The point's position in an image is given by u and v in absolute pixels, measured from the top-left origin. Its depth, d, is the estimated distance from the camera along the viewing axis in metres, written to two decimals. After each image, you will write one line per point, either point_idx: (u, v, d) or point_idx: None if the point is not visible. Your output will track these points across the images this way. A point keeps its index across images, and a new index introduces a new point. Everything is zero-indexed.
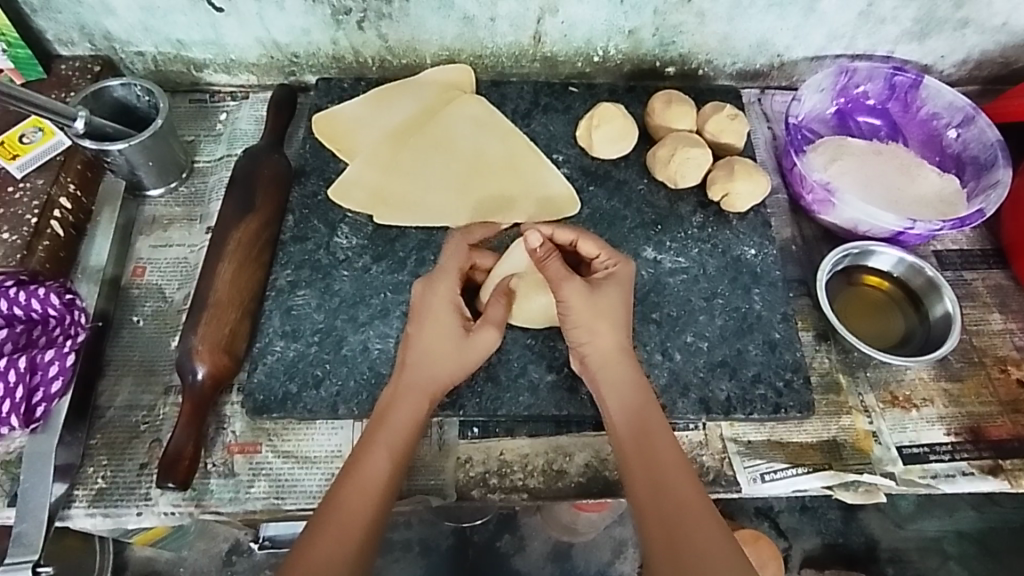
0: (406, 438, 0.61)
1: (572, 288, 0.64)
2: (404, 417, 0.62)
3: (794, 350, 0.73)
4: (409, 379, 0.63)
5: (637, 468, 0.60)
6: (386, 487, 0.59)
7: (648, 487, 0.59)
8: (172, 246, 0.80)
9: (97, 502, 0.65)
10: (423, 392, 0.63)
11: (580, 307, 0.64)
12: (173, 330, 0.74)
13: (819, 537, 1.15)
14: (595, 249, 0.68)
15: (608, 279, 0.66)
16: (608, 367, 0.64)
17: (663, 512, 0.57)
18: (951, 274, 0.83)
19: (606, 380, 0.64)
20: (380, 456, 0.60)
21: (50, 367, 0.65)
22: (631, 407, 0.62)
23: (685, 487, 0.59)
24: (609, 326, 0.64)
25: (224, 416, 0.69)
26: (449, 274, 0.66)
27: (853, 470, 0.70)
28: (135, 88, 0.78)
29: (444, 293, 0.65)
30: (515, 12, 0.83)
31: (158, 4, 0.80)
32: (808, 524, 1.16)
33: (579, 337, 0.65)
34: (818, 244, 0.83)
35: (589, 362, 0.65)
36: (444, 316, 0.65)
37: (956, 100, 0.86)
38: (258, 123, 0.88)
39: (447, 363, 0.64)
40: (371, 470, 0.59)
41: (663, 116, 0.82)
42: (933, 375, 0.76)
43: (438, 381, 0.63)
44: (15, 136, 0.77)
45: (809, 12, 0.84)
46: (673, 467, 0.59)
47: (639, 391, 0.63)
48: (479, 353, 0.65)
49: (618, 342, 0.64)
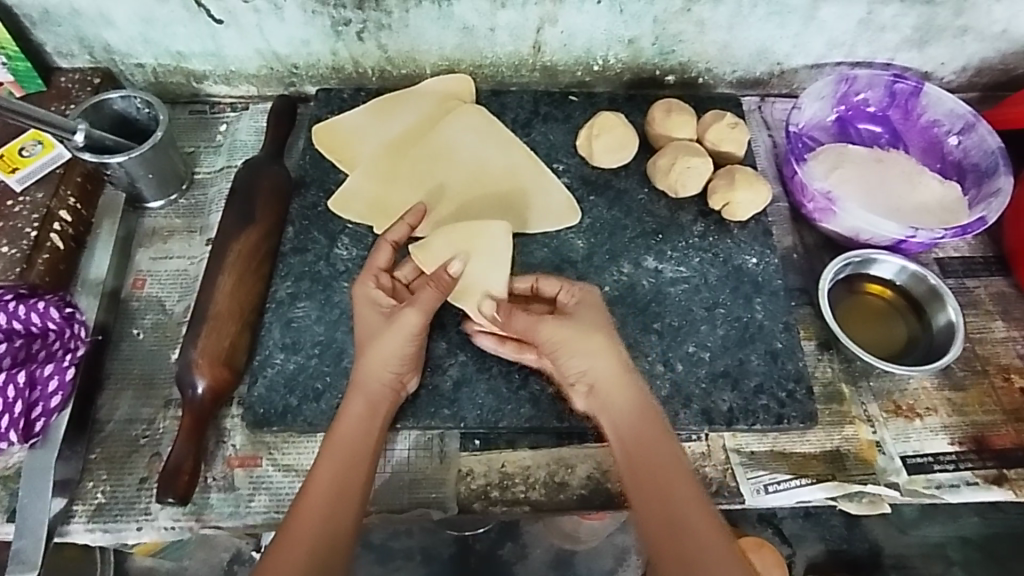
0: (360, 443, 0.61)
1: (547, 328, 0.63)
2: (358, 423, 0.62)
3: (796, 360, 0.73)
4: (359, 383, 0.63)
5: (647, 486, 0.59)
6: (343, 491, 0.59)
7: (657, 506, 0.58)
8: (173, 258, 0.79)
9: (96, 518, 0.65)
10: (366, 392, 0.63)
11: (564, 339, 0.63)
12: (173, 343, 0.74)
13: (822, 544, 1.15)
14: (555, 287, 0.67)
15: (582, 304, 0.66)
16: (617, 389, 0.62)
17: (668, 528, 0.57)
18: (953, 282, 0.83)
19: (612, 403, 0.62)
20: (332, 463, 0.59)
21: (50, 381, 0.65)
22: (633, 424, 0.61)
23: (691, 502, 0.58)
24: (606, 345, 0.63)
25: (224, 429, 0.69)
26: (369, 271, 0.67)
27: (857, 481, 0.70)
28: (135, 101, 0.78)
29: (363, 290, 0.66)
30: (515, 22, 0.83)
31: (158, 16, 0.81)
32: (812, 530, 1.16)
33: (579, 366, 0.63)
34: (819, 252, 0.83)
35: (596, 386, 0.63)
36: (370, 316, 0.65)
37: (957, 107, 0.86)
38: (258, 133, 0.88)
39: (377, 353, 0.63)
40: (321, 480, 0.59)
41: (663, 125, 0.82)
42: (936, 384, 0.76)
43: (384, 382, 0.64)
44: (15, 149, 0.77)
45: (809, 20, 0.84)
46: (678, 481, 0.59)
47: (641, 406, 0.62)
48: (402, 334, 0.63)
49: (618, 361, 0.63)
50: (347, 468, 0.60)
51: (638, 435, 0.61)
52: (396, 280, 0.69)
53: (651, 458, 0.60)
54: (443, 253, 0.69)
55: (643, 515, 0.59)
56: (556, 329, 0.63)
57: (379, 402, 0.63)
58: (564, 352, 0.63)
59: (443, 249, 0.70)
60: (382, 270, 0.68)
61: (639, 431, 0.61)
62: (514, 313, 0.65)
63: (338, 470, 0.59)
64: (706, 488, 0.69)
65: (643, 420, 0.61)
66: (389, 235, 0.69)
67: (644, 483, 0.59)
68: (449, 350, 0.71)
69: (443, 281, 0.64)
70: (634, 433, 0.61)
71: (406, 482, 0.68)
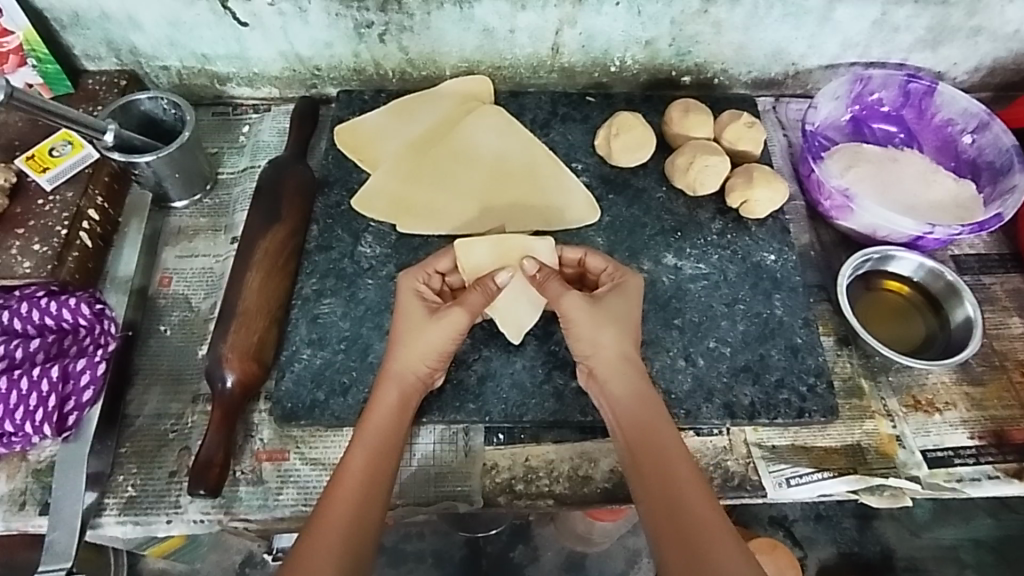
0: (392, 432, 0.62)
1: (572, 305, 0.65)
2: (383, 414, 0.63)
3: (816, 355, 0.73)
4: (391, 374, 0.64)
5: (647, 470, 0.59)
6: (370, 479, 0.60)
7: (660, 492, 0.58)
8: (198, 256, 0.81)
9: (127, 511, 0.65)
10: (399, 383, 0.64)
11: (581, 321, 0.65)
12: (200, 339, 0.75)
13: (834, 547, 1.15)
14: (602, 265, 0.69)
15: (613, 290, 0.67)
16: (620, 375, 0.64)
17: (670, 512, 0.57)
18: (969, 279, 0.84)
19: (614, 390, 0.64)
20: (362, 450, 0.61)
21: (82, 375, 0.66)
22: (637, 410, 0.62)
23: (694, 488, 0.58)
24: (611, 336, 0.65)
25: (253, 424, 0.70)
26: (423, 268, 0.69)
27: (878, 474, 0.70)
28: (162, 102, 0.80)
29: (411, 283, 0.68)
30: (535, 24, 0.84)
31: (184, 19, 0.82)
32: (823, 532, 1.16)
33: (583, 351, 0.66)
34: (836, 250, 0.84)
35: (597, 371, 0.65)
36: (411, 309, 0.66)
37: (971, 106, 0.87)
38: (281, 135, 0.90)
39: (415, 346, 0.65)
40: (353, 466, 0.60)
41: (681, 125, 0.83)
42: (955, 379, 0.76)
43: (419, 375, 0.65)
44: (46, 149, 0.78)
45: (824, 21, 0.85)
46: (680, 466, 0.59)
47: (645, 393, 0.63)
48: (447, 331, 0.65)
49: (624, 350, 0.65)
50: (379, 460, 0.61)
51: (643, 428, 0.61)
52: (444, 284, 0.71)
53: (654, 444, 0.60)
54: (485, 260, 0.70)
55: (644, 500, 0.59)
56: (576, 309, 0.65)
57: (411, 394, 0.65)
58: (573, 334, 0.66)
59: (483, 253, 0.70)
60: (437, 272, 0.69)
61: (641, 417, 0.62)
62: (548, 281, 0.67)
63: (371, 462, 0.60)
64: (729, 482, 0.70)
65: (650, 413, 0.62)
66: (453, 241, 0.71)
67: (644, 467, 0.60)
68: (474, 346, 0.71)
69: (489, 288, 0.67)
70: (637, 422, 0.62)
71: (431, 476, 0.68)
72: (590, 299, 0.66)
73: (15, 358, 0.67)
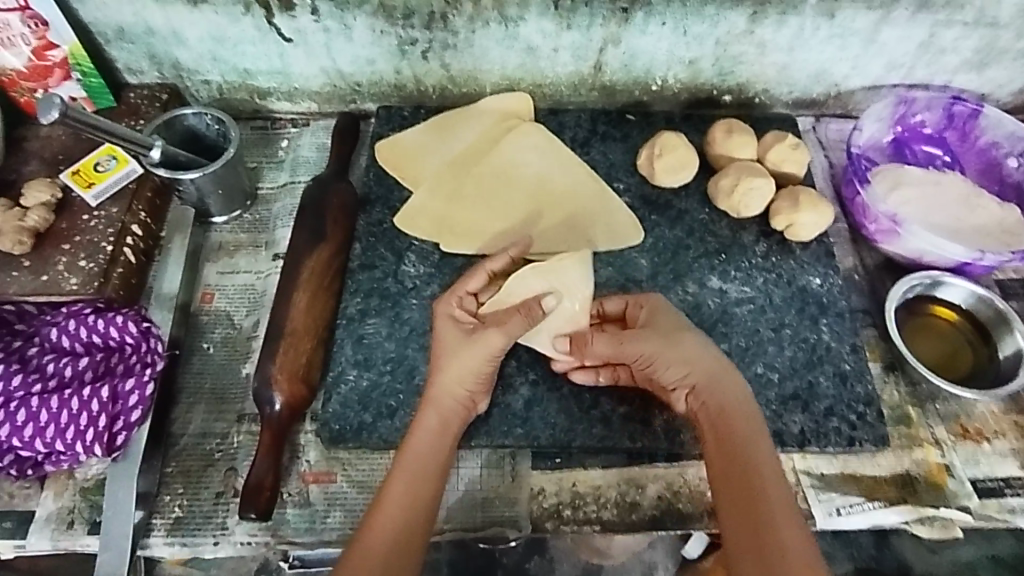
0: (434, 456, 0.62)
1: (635, 342, 0.64)
2: (431, 438, 0.62)
3: (865, 382, 0.73)
4: (432, 398, 0.63)
5: (734, 481, 0.58)
6: (411, 504, 0.59)
7: (744, 507, 0.57)
8: (240, 273, 0.80)
9: (175, 532, 0.65)
10: (439, 407, 0.63)
11: (654, 347, 0.63)
12: (243, 357, 0.75)
13: (852, 563, 1.02)
14: (620, 305, 0.69)
15: (653, 313, 0.66)
16: (720, 388, 0.62)
17: (752, 528, 0.56)
18: (1015, 304, 0.83)
19: (715, 401, 0.62)
20: (406, 475, 0.60)
21: (130, 396, 0.66)
22: (731, 421, 0.61)
23: (781, 508, 0.57)
24: (695, 343, 0.64)
25: (299, 445, 0.69)
26: (454, 293, 0.66)
27: (929, 504, 0.70)
28: (206, 117, 0.80)
29: (445, 308, 0.66)
30: (579, 43, 0.84)
31: (229, 34, 0.82)
32: (841, 549, 1.02)
33: (676, 373, 0.63)
34: (881, 274, 0.83)
35: (698, 386, 0.63)
36: (447, 332, 0.65)
37: (1018, 129, 0.86)
38: (320, 150, 0.89)
39: (453, 370, 0.63)
40: (395, 487, 0.59)
41: (724, 145, 0.82)
42: (1003, 408, 0.76)
43: (457, 400, 0.64)
44: (90, 164, 0.78)
45: (870, 42, 0.85)
46: (770, 484, 0.58)
47: (743, 405, 0.62)
48: (483, 354, 0.63)
49: (717, 362, 0.63)
50: (419, 485, 0.60)
51: (734, 436, 0.60)
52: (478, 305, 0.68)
53: (747, 457, 0.59)
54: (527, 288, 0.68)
55: (726, 511, 0.58)
56: (644, 342, 0.63)
57: (450, 418, 0.64)
58: (660, 360, 0.63)
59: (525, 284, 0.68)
60: (468, 294, 0.67)
61: (736, 429, 0.60)
62: (587, 343, 0.66)
63: (410, 485, 0.60)
64: None
65: (735, 424, 0.61)
66: (488, 262, 0.68)
67: (730, 477, 0.59)
68: (520, 369, 0.71)
69: (533, 314, 0.65)
70: (726, 432, 0.61)
71: (479, 500, 0.68)
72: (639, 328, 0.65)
73: (64, 377, 0.67)
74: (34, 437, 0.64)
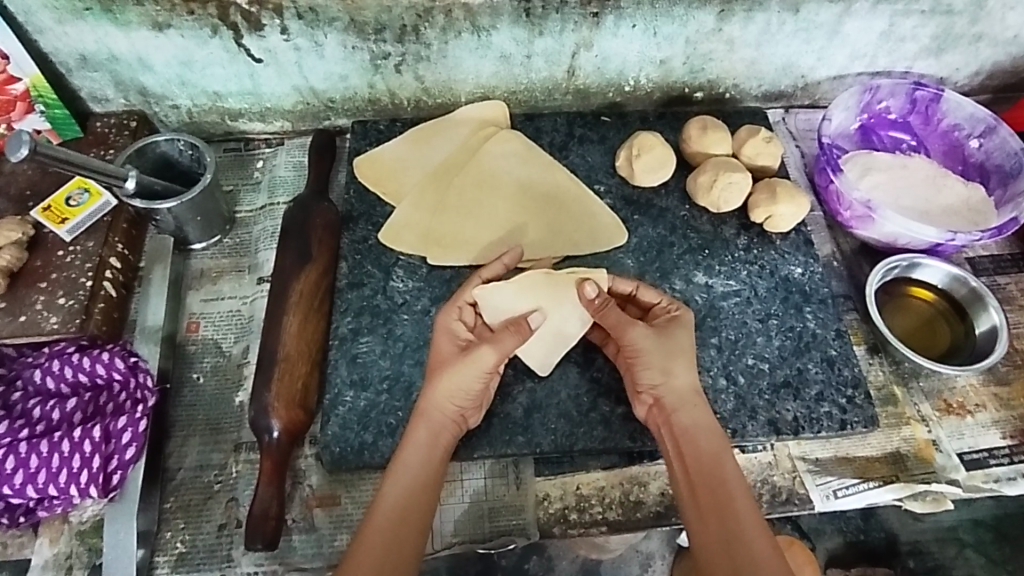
0: (423, 469, 0.61)
1: (638, 334, 0.64)
2: (420, 453, 0.62)
3: (852, 366, 0.75)
4: (423, 411, 0.63)
5: (704, 495, 0.60)
6: (394, 540, 0.58)
7: (714, 521, 0.58)
8: (225, 298, 0.79)
9: (179, 567, 0.65)
10: (430, 422, 0.63)
11: (649, 350, 0.64)
12: (235, 385, 0.74)
13: (841, 535, 0.87)
14: (656, 298, 0.68)
15: (673, 322, 0.66)
16: (688, 407, 0.63)
17: (724, 542, 0.57)
18: (985, 280, 0.86)
19: (681, 418, 0.63)
20: (393, 498, 0.59)
21: (124, 434, 0.64)
22: (694, 438, 0.62)
23: (752, 520, 0.58)
24: (687, 368, 0.64)
25: (300, 470, 0.69)
26: (455, 303, 0.66)
27: (921, 480, 0.72)
28: (179, 143, 0.78)
29: (446, 320, 0.66)
30: (551, 48, 0.84)
31: (197, 58, 0.81)
32: (829, 521, 0.87)
33: (651, 379, 0.64)
34: (858, 260, 0.85)
35: (664, 401, 0.64)
36: (445, 348, 0.65)
37: (977, 111, 0.89)
38: (297, 169, 0.88)
39: (447, 385, 0.63)
40: (387, 501, 0.59)
41: (700, 142, 0.83)
42: (982, 381, 0.78)
43: (448, 415, 0.64)
44: (62, 199, 0.76)
45: (833, 34, 0.87)
46: (739, 495, 0.59)
47: (710, 424, 0.63)
48: (475, 369, 0.63)
49: (693, 384, 0.64)
50: (412, 499, 0.60)
51: (697, 445, 0.62)
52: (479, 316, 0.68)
53: (715, 475, 0.60)
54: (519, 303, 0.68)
55: (698, 526, 0.59)
56: (644, 337, 0.64)
57: (441, 432, 0.63)
58: (640, 362, 0.65)
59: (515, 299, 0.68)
60: (468, 305, 0.67)
61: (704, 443, 0.62)
62: (606, 309, 0.65)
63: (403, 498, 0.59)
64: (777, 497, 0.71)
65: (700, 436, 0.62)
66: (483, 270, 0.68)
67: (700, 487, 0.60)
68: (517, 377, 0.71)
69: (523, 330, 0.65)
70: (696, 445, 0.62)
71: (485, 512, 0.69)
72: (655, 330, 0.65)
73: (52, 421, 0.66)
74: (25, 483, 0.63)
